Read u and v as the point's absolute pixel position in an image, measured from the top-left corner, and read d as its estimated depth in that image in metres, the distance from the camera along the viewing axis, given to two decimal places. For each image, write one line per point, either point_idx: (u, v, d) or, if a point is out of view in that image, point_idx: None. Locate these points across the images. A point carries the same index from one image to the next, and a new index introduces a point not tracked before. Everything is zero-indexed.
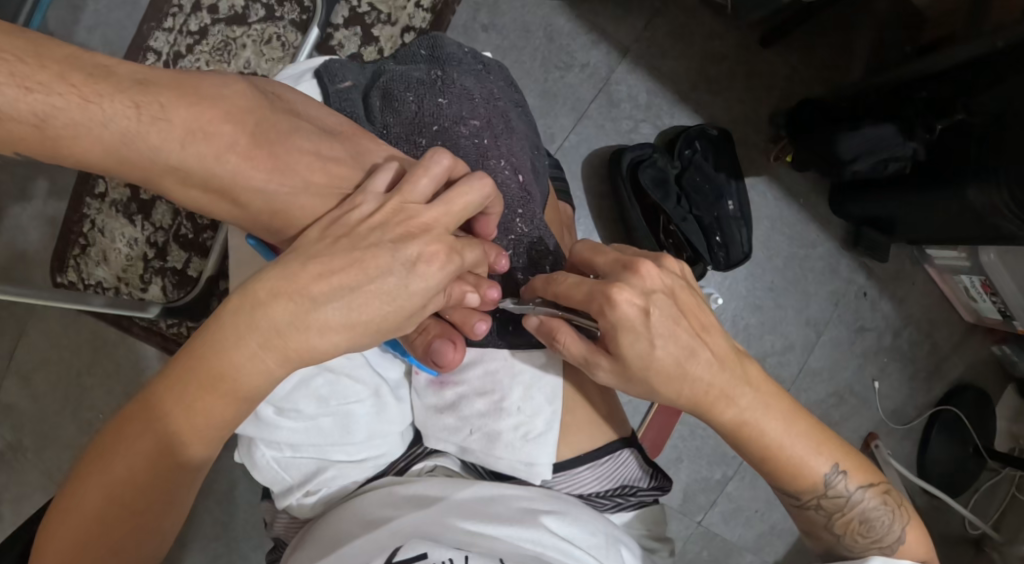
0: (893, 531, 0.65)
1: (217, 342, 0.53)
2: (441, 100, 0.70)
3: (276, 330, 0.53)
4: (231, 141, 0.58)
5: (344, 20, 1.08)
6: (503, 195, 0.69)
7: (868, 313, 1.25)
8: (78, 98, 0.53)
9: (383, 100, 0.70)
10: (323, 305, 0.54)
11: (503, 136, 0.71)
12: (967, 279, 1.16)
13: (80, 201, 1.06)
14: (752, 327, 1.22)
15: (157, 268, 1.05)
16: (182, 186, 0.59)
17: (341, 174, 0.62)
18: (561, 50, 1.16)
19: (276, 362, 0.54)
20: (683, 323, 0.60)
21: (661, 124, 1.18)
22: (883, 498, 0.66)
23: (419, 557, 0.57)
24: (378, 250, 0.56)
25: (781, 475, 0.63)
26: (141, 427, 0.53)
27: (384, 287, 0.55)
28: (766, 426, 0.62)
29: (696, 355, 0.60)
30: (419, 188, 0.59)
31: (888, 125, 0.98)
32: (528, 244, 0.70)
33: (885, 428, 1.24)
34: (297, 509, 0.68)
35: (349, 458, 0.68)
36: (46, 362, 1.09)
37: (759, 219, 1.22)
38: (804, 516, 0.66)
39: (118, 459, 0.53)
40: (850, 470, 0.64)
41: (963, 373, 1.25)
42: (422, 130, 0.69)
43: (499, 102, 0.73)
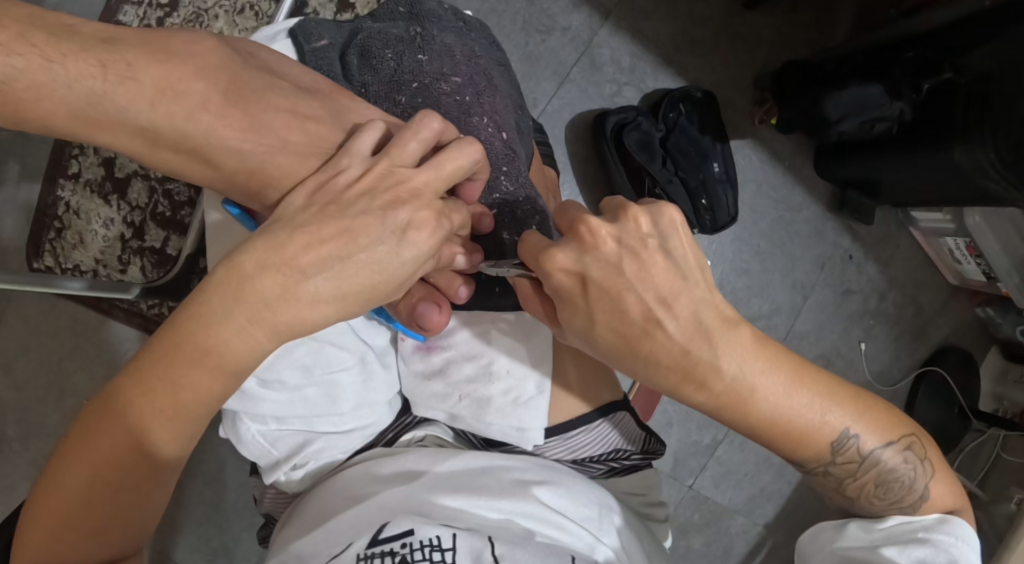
0: (915, 488, 0.63)
1: (207, 317, 0.51)
2: (420, 57, 0.68)
3: (264, 303, 0.51)
4: (201, 99, 0.56)
5: None
6: (487, 153, 0.68)
7: (854, 276, 1.25)
8: (39, 58, 0.51)
9: (361, 59, 0.68)
10: (313, 277, 0.52)
11: (485, 94, 0.70)
12: (951, 241, 1.16)
13: (54, 183, 1.04)
14: (739, 291, 1.22)
15: (135, 248, 1.03)
16: (152, 149, 0.57)
17: (320, 133, 0.60)
18: (543, 14, 1.14)
19: (265, 336, 0.52)
20: (633, 295, 0.54)
21: (645, 88, 1.17)
22: (903, 455, 0.63)
23: (405, 534, 0.56)
24: (368, 218, 0.54)
25: (787, 448, 0.61)
26: (126, 403, 0.52)
27: (374, 256, 0.54)
28: (757, 397, 0.57)
29: (649, 335, 0.55)
30: (407, 151, 0.57)
31: (874, 85, 0.97)
32: (513, 202, 0.68)
33: (871, 389, 1.25)
34: (284, 484, 0.67)
35: (336, 429, 0.67)
36: (25, 348, 1.07)
37: (744, 182, 1.22)
38: (820, 481, 0.65)
39: (102, 435, 0.52)
40: (864, 434, 0.61)
41: (948, 336, 1.27)
42: (401, 87, 0.68)
43: (480, 60, 0.71)
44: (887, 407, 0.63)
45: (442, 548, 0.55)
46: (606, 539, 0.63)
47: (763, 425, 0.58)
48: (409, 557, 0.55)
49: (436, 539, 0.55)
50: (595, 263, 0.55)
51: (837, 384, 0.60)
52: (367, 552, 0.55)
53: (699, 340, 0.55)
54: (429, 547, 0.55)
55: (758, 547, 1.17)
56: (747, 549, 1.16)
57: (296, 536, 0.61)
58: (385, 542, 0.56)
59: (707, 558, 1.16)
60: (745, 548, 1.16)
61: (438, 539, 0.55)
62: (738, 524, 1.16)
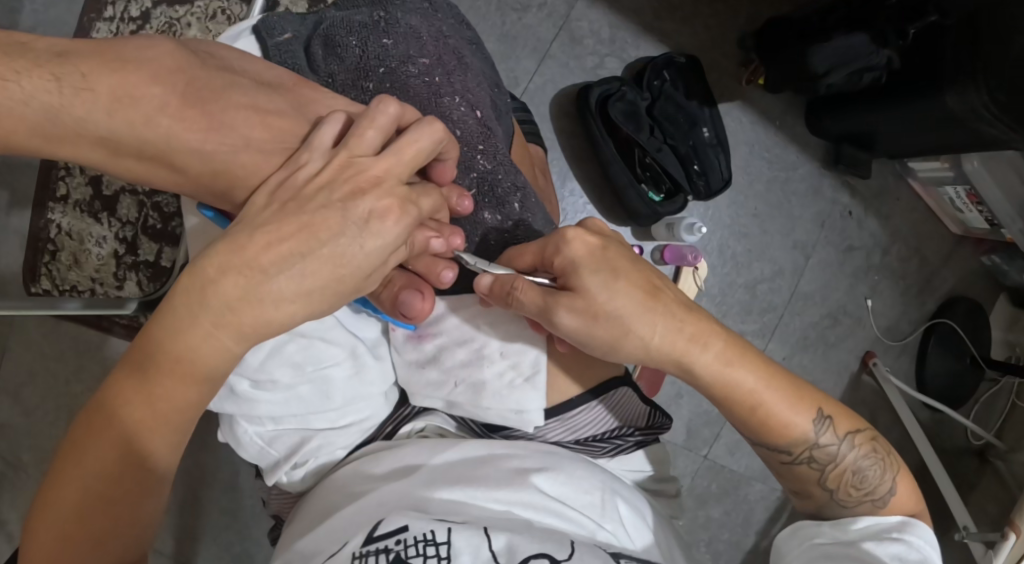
0: (884, 482, 0.66)
1: (173, 325, 0.51)
2: (386, 41, 0.67)
3: (228, 306, 0.51)
4: (159, 103, 0.57)
5: None
6: (461, 133, 0.68)
7: (855, 232, 1.24)
8: None
9: (325, 49, 0.68)
10: (275, 276, 0.52)
11: (456, 73, 0.69)
12: (952, 190, 1.14)
13: (43, 207, 1.03)
14: (740, 256, 1.21)
15: (129, 264, 1.03)
16: (114, 157, 0.57)
17: (281, 127, 0.60)
18: None
19: (233, 340, 0.52)
20: (617, 307, 0.60)
21: (627, 58, 1.16)
22: (867, 448, 0.67)
23: (399, 530, 0.56)
24: (328, 211, 0.54)
25: (755, 425, 0.65)
26: (107, 418, 0.52)
27: (337, 250, 0.54)
28: (734, 384, 0.63)
29: (628, 335, 0.61)
30: (365, 140, 0.57)
31: (861, 35, 0.93)
32: (492, 180, 0.69)
33: (881, 345, 1.25)
34: (287, 484, 0.68)
35: (332, 425, 0.67)
36: (29, 372, 1.07)
37: (735, 145, 1.20)
38: (795, 473, 0.67)
39: (87, 452, 0.52)
40: (834, 417, 0.66)
41: (956, 286, 1.26)
42: (368, 74, 0.67)
43: (450, 40, 0.71)
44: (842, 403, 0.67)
45: (436, 542, 0.55)
46: (609, 524, 0.63)
47: (724, 393, 0.63)
48: (403, 553, 0.54)
49: (431, 534, 0.55)
50: (577, 295, 0.60)
51: (802, 386, 0.66)
52: (362, 550, 0.55)
53: (674, 337, 0.62)
54: (423, 542, 0.55)
55: (778, 512, 1.16)
56: (767, 515, 1.16)
57: (298, 535, 0.61)
58: (380, 539, 0.56)
59: (728, 527, 1.15)
60: (765, 515, 1.16)
61: (432, 532, 0.55)
62: (756, 490, 1.16)
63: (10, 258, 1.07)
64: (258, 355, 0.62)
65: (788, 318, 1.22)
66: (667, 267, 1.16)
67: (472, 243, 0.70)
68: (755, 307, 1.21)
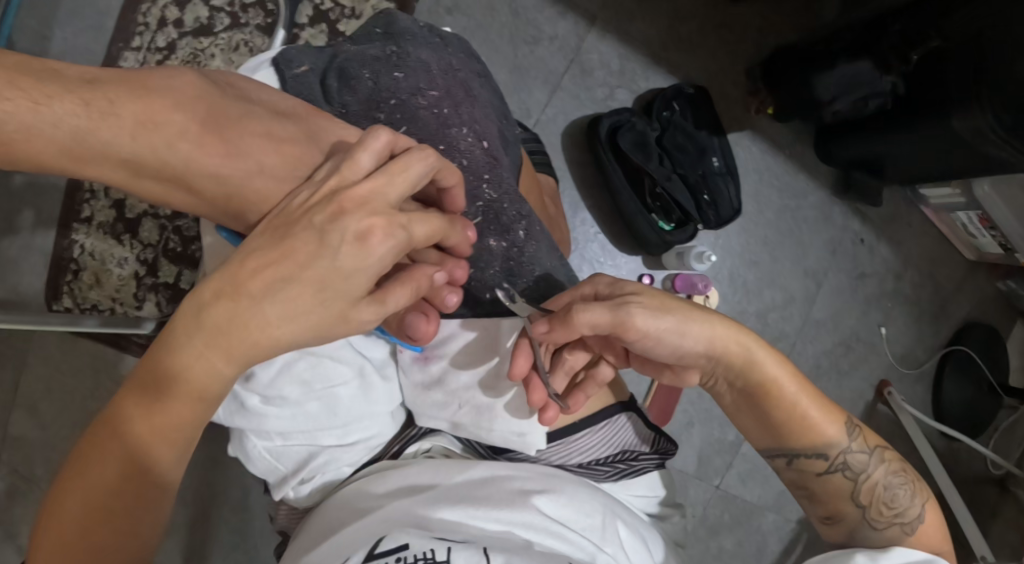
0: (915, 505, 0.68)
1: (172, 344, 0.53)
2: (397, 74, 0.71)
3: (220, 330, 0.53)
4: (180, 129, 0.59)
5: (308, 19, 1.08)
6: (467, 162, 0.70)
7: (867, 259, 1.24)
8: (26, 101, 0.53)
9: (340, 81, 0.71)
10: (261, 301, 0.54)
11: (464, 105, 0.72)
12: (964, 216, 1.14)
13: (67, 228, 1.09)
14: (751, 284, 1.21)
15: (149, 285, 1.08)
16: (135, 178, 0.59)
17: (295, 154, 0.63)
18: (530, 24, 1.15)
19: (228, 361, 0.54)
20: (677, 308, 0.63)
21: (637, 89, 1.18)
22: (892, 467, 0.69)
23: (399, 549, 0.57)
24: (311, 236, 0.55)
25: (789, 432, 0.68)
26: (111, 430, 0.54)
27: (321, 273, 0.55)
28: (777, 387, 0.66)
29: (688, 331, 0.63)
30: (359, 163, 0.58)
31: (863, 61, 0.96)
32: (497, 208, 0.71)
33: (896, 373, 1.23)
34: (293, 500, 0.69)
35: (339, 442, 0.68)
36: (49, 390, 1.09)
37: (746, 174, 1.21)
38: (828, 486, 0.69)
39: (92, 463, 0.53)
40: (862, 429, 0.69)
41: (971, 312, 1.25)
42: (380, 105, 0.70)
43: (459, 73, 0.74)
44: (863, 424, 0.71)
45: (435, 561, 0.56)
46: (609, 548, 0.63)
47: (765, 395, 0.67)
48: None
49: (431, 552, 0.57)
50: (641, 294, 0.63)
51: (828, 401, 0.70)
52: None
53: (730, 339, 0.65)
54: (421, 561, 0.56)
55: (792, 543, 1.15)
56: (781, 546, 1.14)
57: (301, 548, 0.63)
58: (380, 556, 0.57)
59: (740, 557, 1.13)
60: (779, 546, 1.14)
61: (432, 552, 0.57)
62: (769, 521, 1.15)
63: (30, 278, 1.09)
64: (268, 371, 0.64)
65: (801, 346, 1.22)
66: None
67: (477, 269, 0.70)
68: (768, 335, 1.21)
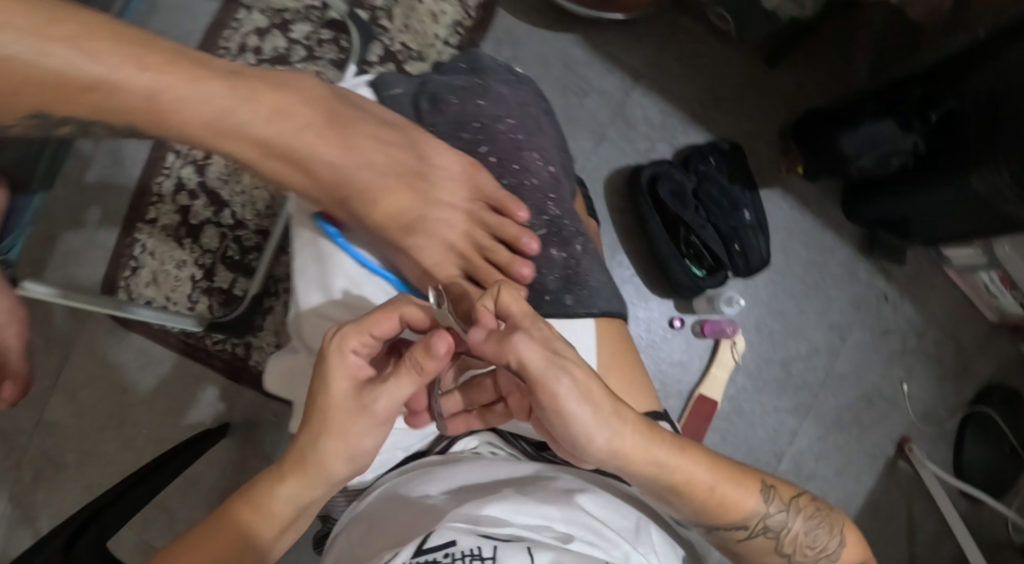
0: (831, 539, 0.72)
1: (296, 463, 0.63)
2: (481, 101, 0.79)
3: (320, 468, 0.63)
4: (307, 121, 0.70)
5: (378, 58, 1.19)
6: (537, 183, 0.79)
7: (891, 315, 1.28)
8: (181, 79, 0.64)
9: (431, 103, 0.79)
10: (330, 465, 0.63)
11: (535, 133, 0.81)
12: (985, 276, 1.19)
13: (132, 227, 1.17)
14: (776, 332, 1.26)
15: (203, 288, 1.16)
16: (263, 158, 0.70)
17: (399, 156, 0.73)
18: (580, 78, 1.25)
19: (338, 475, 0.64)
20: (594, 404, 0.61)
21: (677, 143, 1.26)
22: (812, 514, 0.72)
23: (447, 544, 0.60)
24: (349, 412, 0.62)
25: (716, 512, 0.69)
26: (236, 515, 0.64)
27: (362, 441, 0.63)
28: (694, 480, 0.67)
29: (589, 433, 0.62)
30: (381, 325, 0.63)
31: (886, 122, 1.03)
32: (559, 223, 0.79)
33: (917, 431, 1.26)
34: (350, 475, 0.75)
35: (401, 424, 0.75)
36: (93, 379, 1.16)
37: (776, 228, 1.28)
38: (751, 546, 0.72)
39: (209, 540, 0.63)
40: (777, 486, 0.72)
41: (993, 373, 1.28)
42: (464, 126, 0.79)
43: (530, 106, 0.83)
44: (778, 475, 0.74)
45: (482, 556, 0.59)
46: (643, 550, 0.67)
47: (687, 489, 0.67)
48: None
49: (477, 549, 0.59)
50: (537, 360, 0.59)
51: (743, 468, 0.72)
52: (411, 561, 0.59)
53: (636, 439, 0.64)
54: (469, 556, 0.59)
55: None
56: None
57: (360, 537, 0.68)
58: (429, 551, 0.60)
59: None
60: None
61: (478, 549, 0.59)
62: None
63: (92, 269, 1.16)
64: None
65: (823, 398, 1.26)
66: (706, 341, 1.25)
67: (540, 273, 0.77)
68: (790, 385, 1.26)
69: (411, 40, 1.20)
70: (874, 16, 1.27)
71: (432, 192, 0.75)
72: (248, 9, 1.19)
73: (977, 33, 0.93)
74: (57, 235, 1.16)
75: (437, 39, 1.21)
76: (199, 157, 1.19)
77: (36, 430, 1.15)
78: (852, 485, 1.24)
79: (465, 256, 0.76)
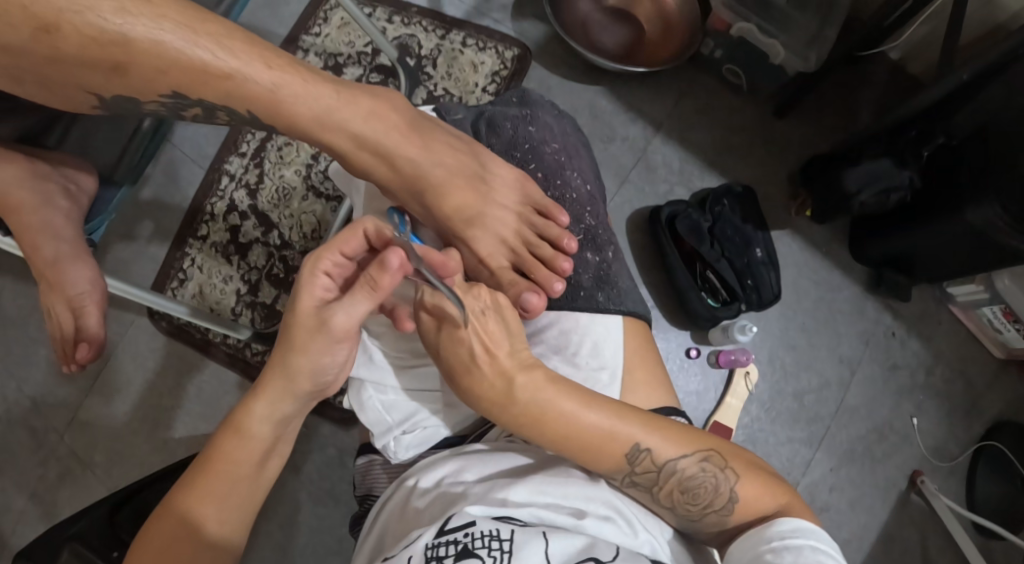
0: (725, 492, 0.71)
1: (218, 444, 0.68)
2: (531, 128, 0.87)
3: (245, 436, 0.68)
4: (373, 116, 0.74)
5: (422, 101, 1.30)
6: (576, 198, 0.87)
7: (899, 352, 1.34)
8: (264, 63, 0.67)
9: (487, 128, 0.88)
10: (257, 422, 0.68)
11: (575, 158, 0.89)
12: (989, 311, 1.27)
13: (183, 241, 1.26)
14: (788, 365, 1.31)
15: (247, 302, 1.24)
16: (357, 151, 0.74)
17: (460, 160, 0.79)
18: (605, 126, 1.36)
19: (256, 440, 0.68)
20: (496, 340, 0.72)
21: (694, 187, 1.36)
22: (721, 466, 0.72)
23: (467, 524, 0.64)
24: (320, 342, 0.67)
25: (590, 460, 0.71)
26: (176, 512, 0.66)
27: (330, 361, 0.68)
28: (574, 422, 0.70)
29: (475, 368, 0.71)
30: (351, 242, 0.68)
31: (884, 160, 1.16)
32: (594, 232, 0.86)
33: (929, 465, 1.29)
34: (393, 452, 0.78)
35: (444, 404, 0.80)
36: (131, 382, 1.24)
37: (786, 265, 1.35)
38: (634, 496, 0.73)
39: (152, 536, 0.64)
40: (662, 442, 0.72)
41: (1002, 410, 1.32)
42: (516, 147, 0.87)
43: (572, 137, 0.90)
44: (680, 427, 0.74)
45: (500, 538, 0.63)
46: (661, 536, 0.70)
47: (580, 440, 0.70)
48: (470, 545, 0.62)
49: (495, 531, 0.63)
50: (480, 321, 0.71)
51: (627, 408, 0.72)
52: (434, 542, 0.63)
53: (529, 383, 0.70)
54: (489, 537, 0.63)
55: None
56: None
57: (397, 522, 0.72)
58: (450, 531, 0.64)
59: None
60: None
61: (497, 532, 0.63)
62: None
63: (140, 279, 1.25)
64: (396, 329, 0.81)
65: (835, 430, 1.30)
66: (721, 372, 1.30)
67: (577, 272, 0.83)
68: (802, 416, 1.29)
69: (453, 86, 1.32)
70: (876, 73, 1.41)
71: (493, 194, 0.81)
72: (304, 52, 1.33)
73: (959, 76, 1.04)
74: (109, 246, 1.25)
75: (476, 86, 1.33)
76: (253, 182, 1.29)
77: (66, 429, 1.22)
78: (865, 517, 1.26)
79: (514, 250, 0.83)
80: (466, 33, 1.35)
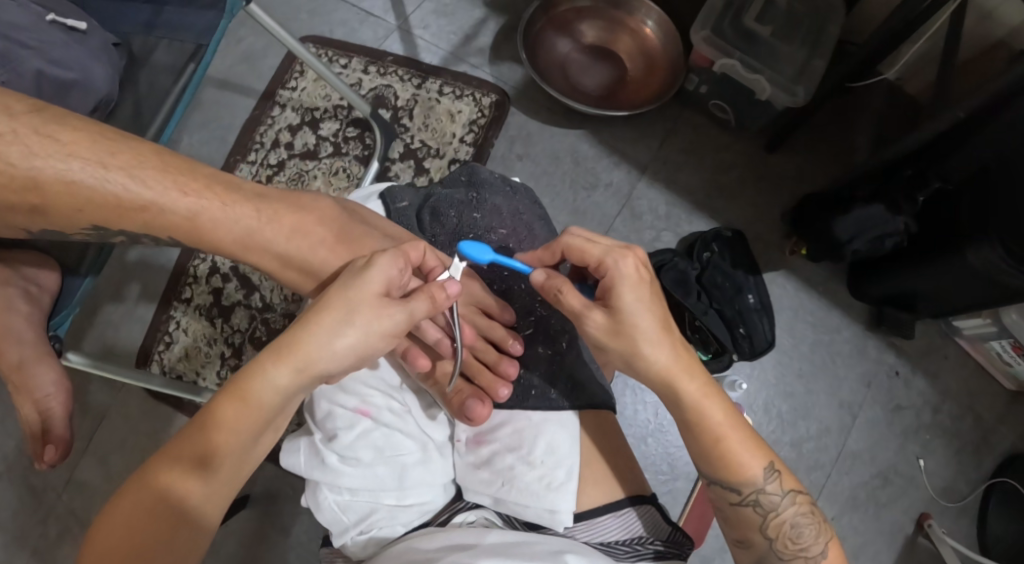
0: (816, 543, 0.74)
1: (226, 396, 0.70)
2: (475, 214, 0.93)
3: (249, 395, 0.69)
4: (318, 238, 0.79)
5: (399, 155, 1.28)
6: None
7: (903, 392, 1.28)
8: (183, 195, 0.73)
9: (432, 217, 0.94)
10: (272, 377, 0.70)
11: (524, 240, 0.92)
12: (997, 344, 1.21)
13: (168, 304, 1.27)
14: (785, 415, 1.26)
15: (231, 365, 1.24)
16: (282, 268, 0.80)
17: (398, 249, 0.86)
18: (587, 172, 1.31)
19: (270, 392, 0.70)
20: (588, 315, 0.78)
21: (682, 232, 1.30)
22: (813, 513, 0.75)
23: None
24: (355, 301, 0.73)
25: (711, 459, 0.75)
26: (173, 456, 0.68)
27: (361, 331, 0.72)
28: (701, 418, 0.75)
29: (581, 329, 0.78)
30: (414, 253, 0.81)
31: (877, 206, 1.10)
32: (545, 323, 0.91)
33: (938, 507, 1.23)
34: (352, 549, 0.78)
35: (398, 502, 0.78)
36: (122, 443, 1.26)
37: (781, 309, 1.30)
38: (739, 517, 0.75)
39: (148, 478, 0.67)
40: (782, 472, 0.75)
41: (1014, 444, 1.26)
42: (462, 236, 0.93)
43: (524, 215, 0.94)
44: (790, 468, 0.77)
45: None
46: None
47: (693, 420, 0.75)
48: None
49: None
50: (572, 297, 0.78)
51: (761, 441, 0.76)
52: None
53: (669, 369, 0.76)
54: None
55: None
56: None
57: None
58: None
59: None
60: None
61: None
62: None
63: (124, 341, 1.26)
64: (349, 435, 0.79)
65: (838, 478, 1.23)
66: None
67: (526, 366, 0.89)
68: (802, 465, 1.23)
69: (430, 138, 1.29)
70: (874, 99, 1.35)
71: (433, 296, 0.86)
72: (282, 107, 1.32)
73: (954, 114, 0.99)
74: (99, 307, 1.27)
75: (453, 136, 1.30)
76: None
77: (65, 488, 1.24)
78: None
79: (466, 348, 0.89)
80: (441, 81, 1.33)
